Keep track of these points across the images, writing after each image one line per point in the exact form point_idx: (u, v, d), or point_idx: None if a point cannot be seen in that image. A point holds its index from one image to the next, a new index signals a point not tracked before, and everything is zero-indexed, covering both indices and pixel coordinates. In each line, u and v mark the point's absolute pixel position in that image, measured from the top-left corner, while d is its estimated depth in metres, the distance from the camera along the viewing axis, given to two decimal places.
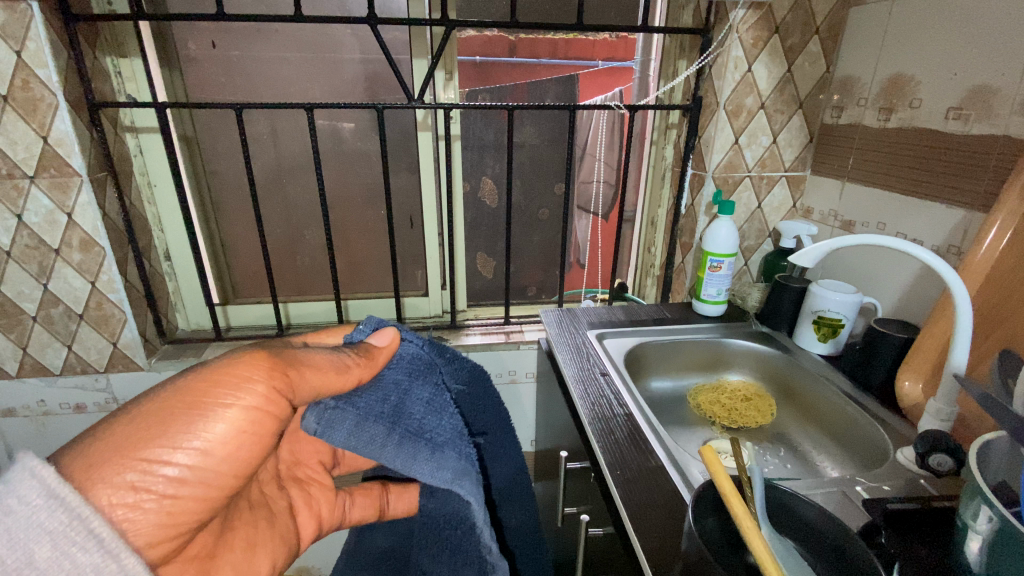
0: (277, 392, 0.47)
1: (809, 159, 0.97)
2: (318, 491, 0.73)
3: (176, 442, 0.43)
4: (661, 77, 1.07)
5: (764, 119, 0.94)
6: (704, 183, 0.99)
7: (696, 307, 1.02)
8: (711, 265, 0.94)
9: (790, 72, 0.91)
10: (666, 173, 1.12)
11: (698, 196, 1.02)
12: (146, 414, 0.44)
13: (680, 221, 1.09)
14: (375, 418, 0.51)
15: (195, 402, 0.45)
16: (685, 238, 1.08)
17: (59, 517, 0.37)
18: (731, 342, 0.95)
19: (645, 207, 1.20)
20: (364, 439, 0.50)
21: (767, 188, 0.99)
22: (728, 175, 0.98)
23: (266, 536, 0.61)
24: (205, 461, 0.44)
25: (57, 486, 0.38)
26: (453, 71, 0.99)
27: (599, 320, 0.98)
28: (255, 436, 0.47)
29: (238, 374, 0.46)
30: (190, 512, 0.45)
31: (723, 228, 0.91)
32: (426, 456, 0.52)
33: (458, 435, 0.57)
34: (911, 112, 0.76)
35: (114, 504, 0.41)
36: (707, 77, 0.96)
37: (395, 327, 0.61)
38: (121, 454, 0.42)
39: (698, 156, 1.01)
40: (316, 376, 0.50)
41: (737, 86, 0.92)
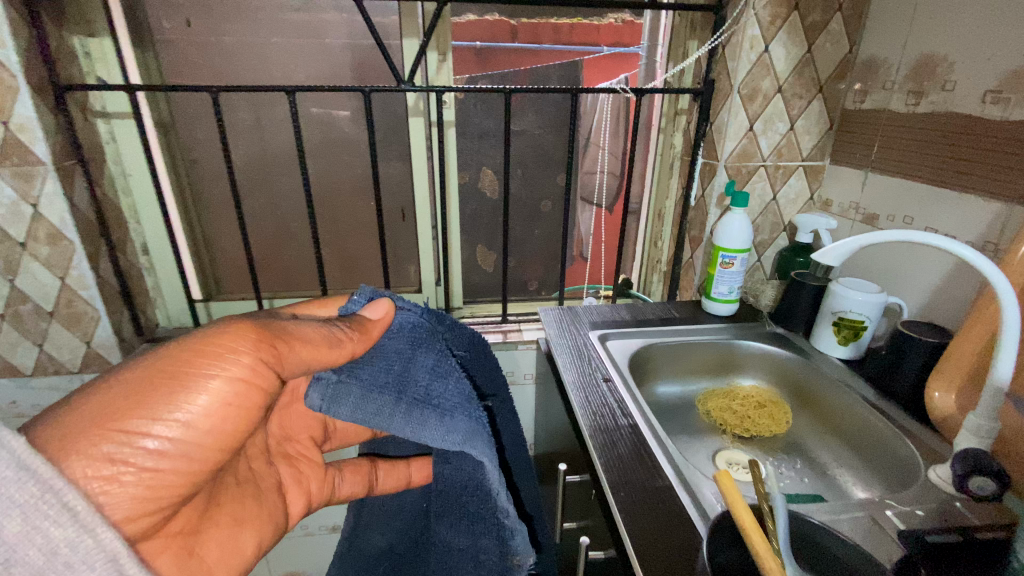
0: (264, 365, 0.49)
1: (828, 147, 0.91)
2: (307, 467, 0.74)
3: (158, 414, 0.45)
4: (671, 58, 1.02)
5: (782, 104, 0.87)
6: (717, 173, 0.93)
7: (704, 303, 0.97)
8: (723, 261, 0.89)
9: (811, 52, 0.84)
10: (675, 163, 1.06)
11: (708, 187, 0.96)
12: (126, 386, 0.45)
13: (689, 213, 1.03)
14: (379, 389, 0.56)
15: (177, 374, 0.46)
16: (694, 232, 1.03)
17: (30, 489, 0.36)
18: (745, 345, 0.90)
19: (652, 199, 1.15)
20: (372, 410, 0.55)
21: (783, 178, 0.93)
22: (741, 165, 0.92)
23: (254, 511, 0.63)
24: (187, 434, 0.46)
25: (29, 458, 0.36)
26: (447, 52, 0.93)
27: (602, 320, 0.93)
28: (241, 409, 0.48)
29: (224, 346, 0.48)
30: (170, 485, 0.46)
31: (736, 223, 0.86)
32: (434, 423, 0.54)
33: (467, 400, 0.57)
34: (944, 96, 0.69)
35: (90, 476, 0.42)
36: (720, 59, 0.89)
37: (387, 299, 0.60)
38: (99, 427, 0.42)
39: (709, 144, 0.95)
40: (306, 349, 0.51)
41: (753, 68, 0.85)
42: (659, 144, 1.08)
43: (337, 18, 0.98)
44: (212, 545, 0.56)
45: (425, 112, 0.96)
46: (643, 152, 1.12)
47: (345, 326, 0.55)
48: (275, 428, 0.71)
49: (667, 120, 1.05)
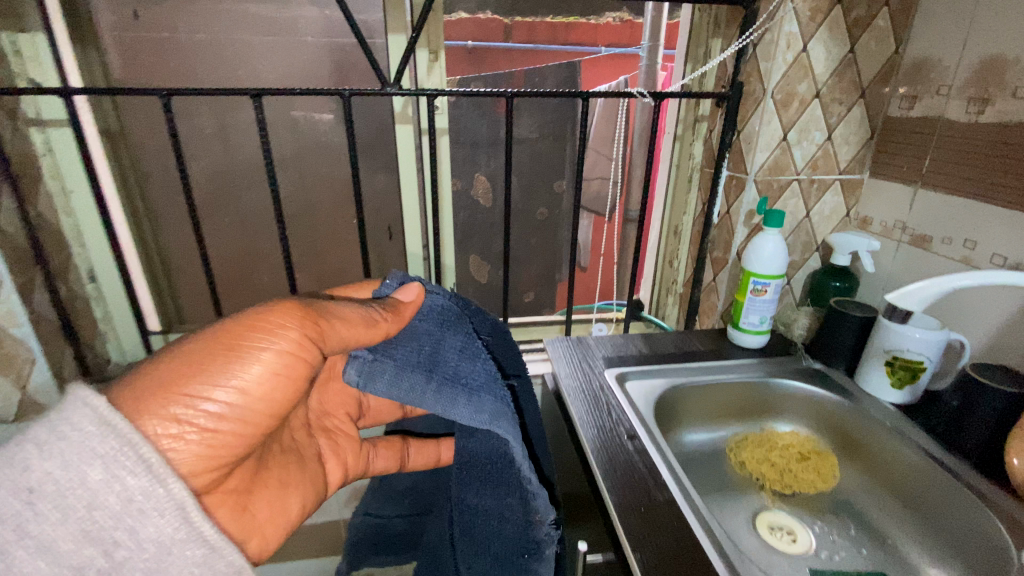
0: (309, 340, 0.53)
1: (868, 159, 0.84)
2: (344, 440, 0.77)
3: (216, 379, 0.49)
4: (690, 59, 0.96)
5: (818, 111, 0.80)
6: (746, 187, 0.86)
7: (729, 331, 0.91)
8: (754, 287, 0.82)
9: (853, 52, 0.77)
10: (694, 177, 1.01)
11: (736, 202, 0.90)
12: (191, 354, 0.49)
13: (711, 232, 0.97)
14: (412, 367, 0.60)
15: (233, 344, 0.51)
16: (717, 252, 0.97)
17: (111, 443, 0.43)
18: (791, 384, 0.82)
19: (667, 215, 1.09)
20: (405, 387, 0.58)
21: (817, 194, 0.86)
22: (773, 178, 0.85)
23: (296, 475, 0.66)
24: (242, 399, 0.50)
25: (108, 414, 0.44)
26: (436, 51, 0.94)
27: (617, 354, 0.87)
28: (290, 378, 0.52)
29: (274, 320, 0.52)
30: (227, 445, 0.50)
31: (769, 244, 0.80)
32: (464, 401, 0.58)
33: (492, 377, 0.61)
34: (1013, 103, 0.61)
35: (160, 433, 0.46)
36: (749, 59, 0.82)
37: (418, 284, 0.65)
38: (167, 389, 0.47)
39: (736, 153, 0.88)
40: (349, 325, 0.56)
41: (788, 70, 0.78)
42: (679, 157, 1.03)
43: (312, 14, 1.00)
44: (262, 503, 0.60)
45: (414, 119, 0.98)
46: (663, 165, 1.07)
47: (381, 307, 0.59)
48: (316, 404, 0.75)
49: (688, 129, 0.99)
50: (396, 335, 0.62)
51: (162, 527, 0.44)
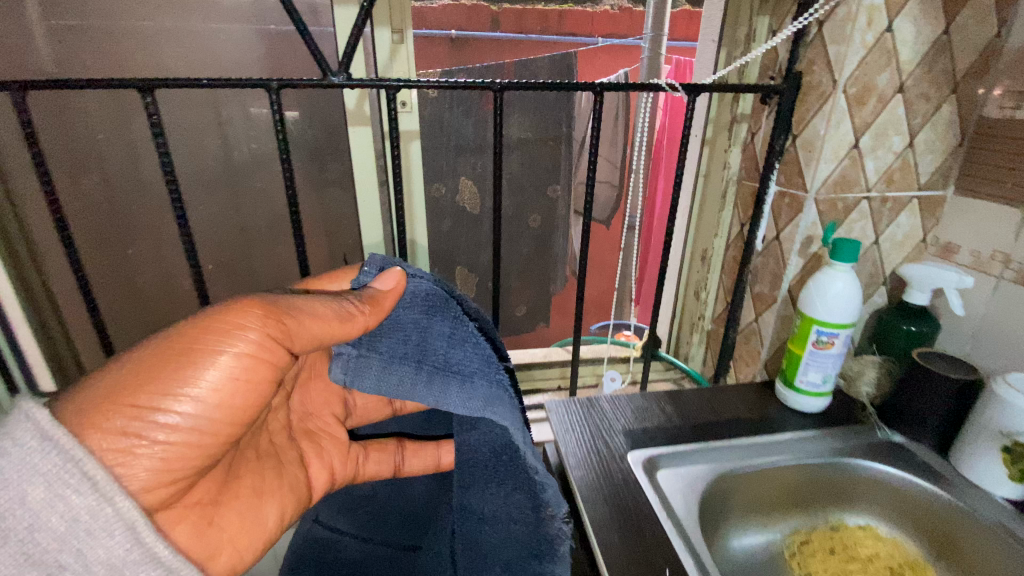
0: (273, 340, 0.45)
1: (955, 172, 0.71)
2: (329, 444, 0.66)
3: (168, 387, 0.42)
4: (728, 43, 0.83)
5: (901, 109, 0.66)
6: (804, 206, 0.73)
7: (780, 390, 0.76)
8: (817, 338, 0.68)
9: (948, 34, 0.64)
10: (729, 194, 0.88)
11: (790, 226, 0.76)
12: (139, 359, 0.42)
13: (754, 261, 0.84)
14: (399, 360, 0.51)
15: (185, 347, 0.43)
16: (761, 284, 0.84)
17: (53, 459, 0.38)
18: (869, 465, 0.67)
19: (693, 238, 0.97)
20: (393, 382, 0.50)
21: (890, 216, 0.72)
22: (836, 197, 0.71)
23: (277, 483, 0.58)
24: (200, 409, 0.43)
25: (50, 429, 0.38)
26: (402, 30, 0.86)
27: (637, 420, 0.72)
28: (256, 379, 0.45)
29: (231, 317, 0.44)
30: (185, 458, 0.43)
31: (838, 283, 0.66)
32: (455, 389, 0.49)
33: (488, 362, 0.51)
34: None
35: (105, 449, 0.40)
36: (812, 44, 0.68)
37: (399, 271, 0.53)
38: (112, 401, 0.40)
39: (786, 163, 0.75)
40: (319, 322, 0.47)
41: (866, 56, 0.64)
42: (712, 173, 0.91)
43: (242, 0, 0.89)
44: (232, 516, 0.51)
45: (369, 119, 0.90)
46: (690, 182, 0.95)
47: (358, 300, 0.50)
48: (295, 403, 0.65)
49: (723, 135, 0.87)
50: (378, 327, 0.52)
51: (112, 550, 0.39)
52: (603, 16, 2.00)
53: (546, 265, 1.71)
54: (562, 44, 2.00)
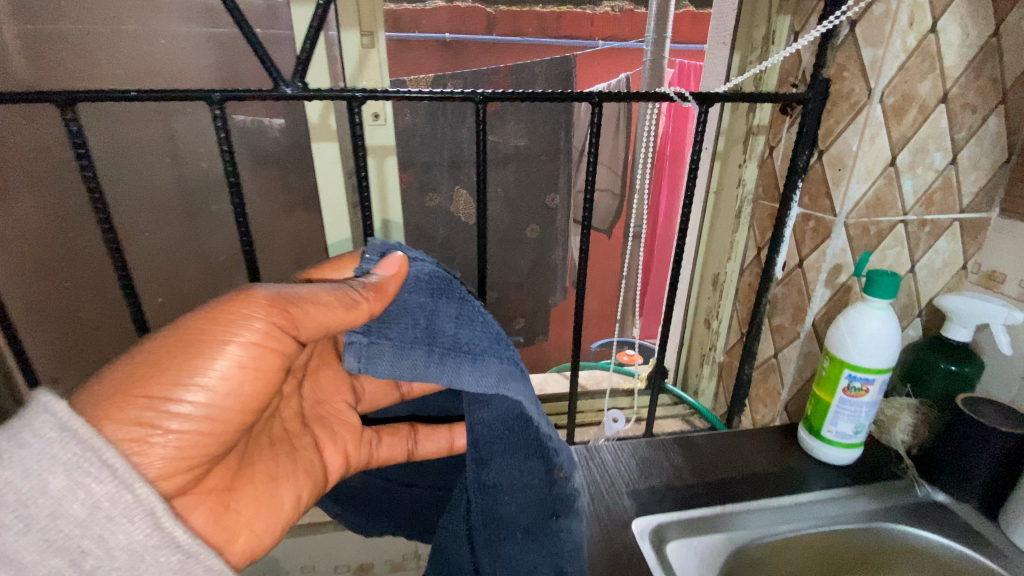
0: (282, 327, 0.41)
1: (999, 193, 0.66)
2: (342, 430, 0.58)
3: (184, 376, 0.38)
4: (738, 44, 0.78)
5: (944, 121, 0.61)
6: (833, 231, 0.67)
7: (804, 439, 0.71)
8: (851, 385, 0.62)
9: (998, 35, 0.59)
10: (744, 215, 0.82)
11: (815, 252, 0.70)
12: (152, 348, 0.39)
13: (774, 291, 0.78)
14: (410, 343, 0.45)
15: (198, 333, 0.39)
16: (782, 316, 0.78)
17: (73, 449, 0.34)
18: (914, 534, 0.62)
19: (702, 261, 0.92)
20: (405, 365, 0.44)
21: (927, 243, 0.67)
22: (869, 221, 0.66)
23: (296, 467, 0.52)
24: (215, 396, 0.39)
25: (69, 419, 0.35)
26: (375, 33, 0.76)
27: (642, 475, 0.67)
28: (277, 365, 0.41)
29: (241, 303, 0.40)
30: (200, 448, 0.39)
31: (874, 324, 0.60)
32: (467, 368, 0.44)
33: (496, 339, 0.47)
34: None
35: (121, 438, 0.36)
36: (844, 47, 0.62)
37: (398, 255, 0.46)
38: (126, 391, 0.37)
39: (812, 181, 0.69)
40: (329, 307, 0.42)
41: (908, 60, 0.59)
42: (724, 191, 0.85)
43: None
44: (247, 504, 0.46)
45: (336, 133, 0.82)
46: (700, 200, 0.90)
47: (366, 282, 0.45)
48: (307, 391, 0.57)
49: (738, 148, 0.81)
50: (387, 312, 0.46)
51: (132, 536, 0.35)
52: (603, 16, 2.03)
53: (545, 278, 1.67)
54: (562, 46, 2.05)
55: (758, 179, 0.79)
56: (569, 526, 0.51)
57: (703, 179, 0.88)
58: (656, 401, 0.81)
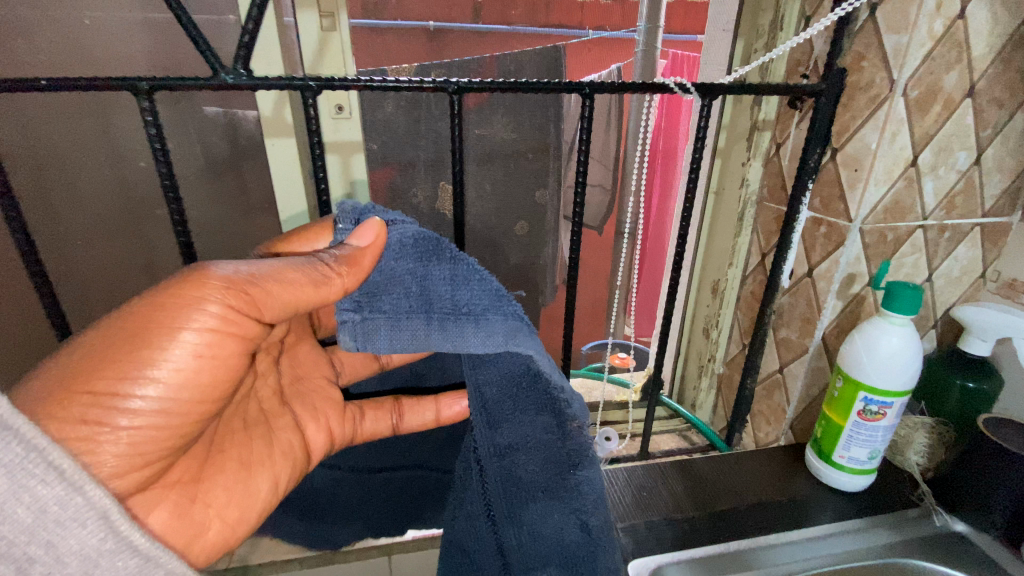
0: (239, 312, 0.38)
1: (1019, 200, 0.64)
2: (324, 403, 0.54)
3: (133, 366, 0.35)
4: (740, 32, 0.75)
5: (969, 117, 0.58)
6: (847, 238, 0.63)
7: (815, 465, 0.69)
8: (864, 408, 0.60)
9: None
10: (746, 218, 0.79)
11: (825, 261, 0.67)
12: (95, 338, 0.35)
13: (779, 300, 0.75)
14: (408, 314, 0.41)
15: (144, 320, 0.36)
16: (787, 326, 0.75)
17: (14, 450, 0.29)
18: (932, 569, 0.59)
19: (701, 267, 0.89)
20: (407, 339, 0.40)
21: (947, 250, 0.64)
22: (886, 227, 0.62)
23: (272, 450, 0.49)
24: (172, 385, 0.36)
25: (8, 417, 0.29)
26: (337, 15, 0.70)
27: (638, 505, 0.66)
28: (238, 343, 0.39)
29: (190, 284, 0.36)
30: (158, 438, 0.37)
31: (891, 341, 0.58)
32: (471, 329, 0.40)
33: (496, 296, 0.41)
34: None
35: (67, 439, 0.33)
36: (860, 35, 0.59)
37: (372, 224, 0.40)
38: (68, 386, 0.34)
39: (823, 182, 0.65)
40: (292, 285, 0.39)
41: (934, 48, 0.55)
42: (725, 193, 0.82)
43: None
44: (219, 490, 0.44)
45: (295, 129, 0.75)
46: (700, 203, 0.86)
47: (333, 253, 0.40)
48: (285, 367, 0.53)
49: (742, 145, 0.78)
50: (374, 284, 0.41)
51: (85, 541, 0.32)
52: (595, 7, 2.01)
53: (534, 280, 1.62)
54: (554, 34, 2.01)
55: (763, 180, 0.76)
56: (587, 478, 0.44)
57: (701, 179, 0.84)
58: (653, 414, 0.78)
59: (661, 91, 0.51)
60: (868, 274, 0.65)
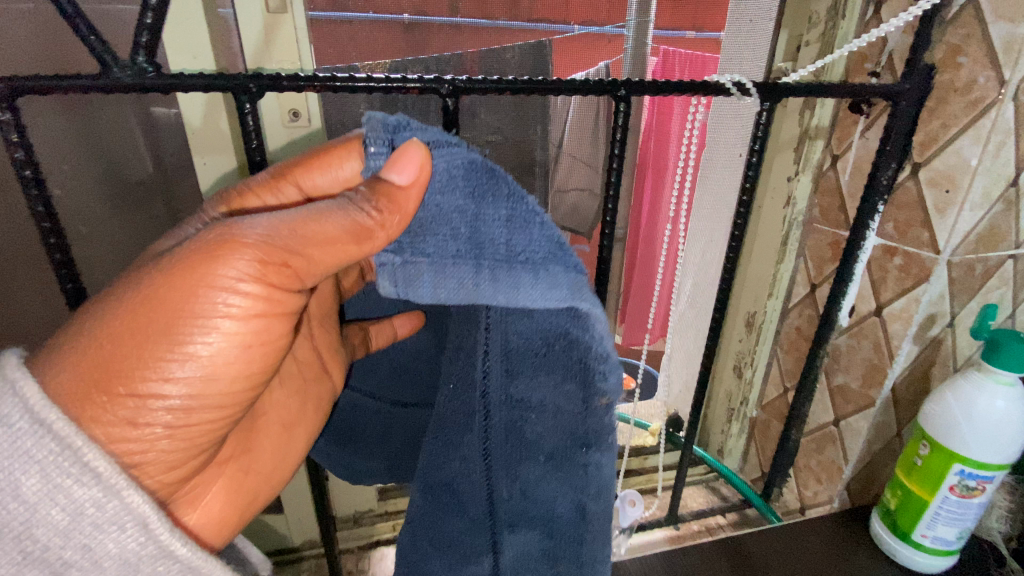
0: (280, 288, 0.33)
1: None
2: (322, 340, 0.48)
3: (166, 361, 0.31)
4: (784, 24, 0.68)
5: None
6: (934, 273, 0.57)
7: (884, 539, 0.62)
8: (963, 484, 0.54)
9: None
10: (791, 243, 0.74)
11: (902, 298, 0.60)
12: (115, 331, 0.30)
13: (833, 343, 0.70)
14: (453, 257, 0.33)
15: (166, 311, 0.31)
16: (852, 371, 0.68)
17: (47, 445, 0.28)
18: None
19: (738, 303, 0.85)
20: (452, 289, 0.33)
21: None
22: (976, 257, 0.56)
23: (304, 403, 0.47)
24: (215, 370, 0.33)
25: (40, 410, 0.28)
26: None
27: None
28: (277, 319, 0.34)
29: (213, 263, 0.31)
30: (206, 424, 0.34)
31: (997, 404, 0.52)
32: (528, 282, 0.32)
33: (554, 246, 0.32)
34: None
35: (112, 444, 0.31)
36: (952, 26, 0.52)
37: (410, 155, 0.30)
38: (94, 390, 0.30)
39: (900, 205, 0.59)
40: (330, 248, 0.32)
41: None
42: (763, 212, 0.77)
43: None
44: (265, 451, 0.44)
45: (233, 139, 0.60)
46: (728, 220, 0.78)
47: (368, 200, 0.32)
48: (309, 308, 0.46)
49: (787, 155, 0.72)
50: (418, 223, 0.33)
51: (123, 545, 0.30)
52: None
53: None
54: None
55: (813, 199, 0.70)
56: (598, 461, 0.38)
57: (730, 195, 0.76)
58: (688, 463, 0.72)
59: (717, 91, 0.45)
60: (949, 312, 0.59)
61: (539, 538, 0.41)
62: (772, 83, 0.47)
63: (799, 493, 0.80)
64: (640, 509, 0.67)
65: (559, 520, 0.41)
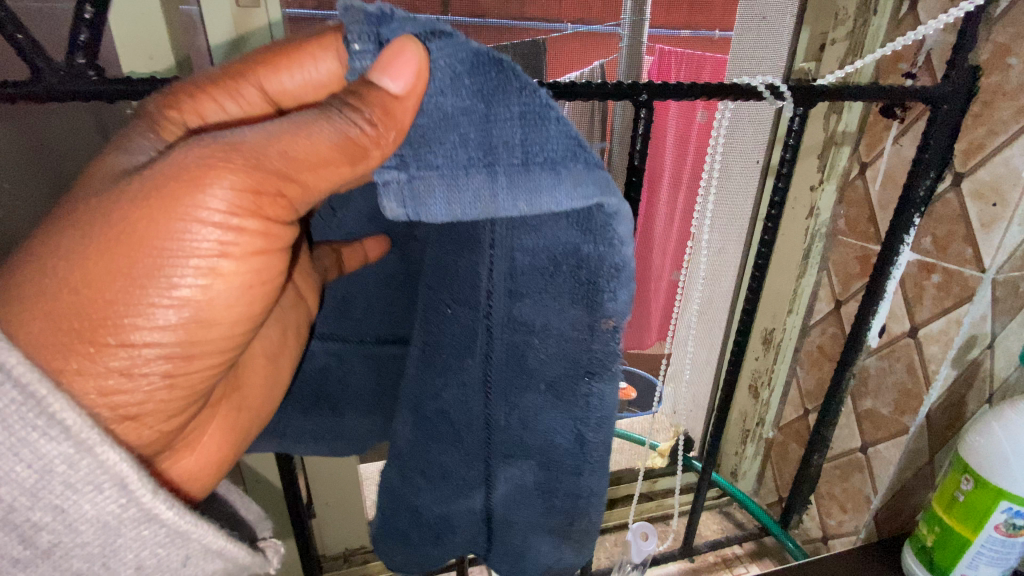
0: (273, 214, 0.30)
1: None
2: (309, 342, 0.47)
3: (157, 297, 0.29)
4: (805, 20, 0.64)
5: None
6: (978, 292, 0.54)
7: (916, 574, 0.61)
8: (1010, 521, 0.53)
9: None
10: (813, 257, 0.71)
11: (941, 319, 0.57)
12: (92, 272, 0.28)
13: (861, 364, 0.67)
14: (465, 167, 0.28)
15: (147, 247, 0.28)
16: (880, 394, 0.66)
17: (7, 395, 0.24)
18: None
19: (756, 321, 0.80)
20: (468, 204, 0.28)
21: None
22: (1020, 275, 0.55)
23: (286, 343, 0.45)
24: (209, 302, 0.30)
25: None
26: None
27: None
28: (274, 255, 0.32)
29: (193, 190, 0.28)
30: (204, 366, 0.32)
31: None
32: (547, 186, 0.27)
33: (571, 148, 0.27)
34: None
35: (99, 391, 0.29)
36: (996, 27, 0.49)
37: (398, 60, 0.26)
38: (77, 340, 0.28)
39: (937, 217, 0.56)
40: (321, 168, 0.30)
41: None
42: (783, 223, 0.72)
43: None
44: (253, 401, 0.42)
45: None
46: (742, 230, 0.75)
47: (360, 111, 0.29)
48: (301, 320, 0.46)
49: (810, 162, 0.68)
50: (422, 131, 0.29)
51: (100, 507, 0.26)
52: None
53: None
54: None
55: (838, 210, 0.67)
56: (600, 392, 0.36)
57: (748, 203, 0.73)
58: (705, 493, 0.69)
59: (744, 94, 0.43)
60: (989, 334, 0.57)
61: (535, 468, 0.42)
62: (794, 86, 0.45)
63: (821, 522, 0.78)
64: (653, 544, 0.64)
65: (554, 452, 0.40)
